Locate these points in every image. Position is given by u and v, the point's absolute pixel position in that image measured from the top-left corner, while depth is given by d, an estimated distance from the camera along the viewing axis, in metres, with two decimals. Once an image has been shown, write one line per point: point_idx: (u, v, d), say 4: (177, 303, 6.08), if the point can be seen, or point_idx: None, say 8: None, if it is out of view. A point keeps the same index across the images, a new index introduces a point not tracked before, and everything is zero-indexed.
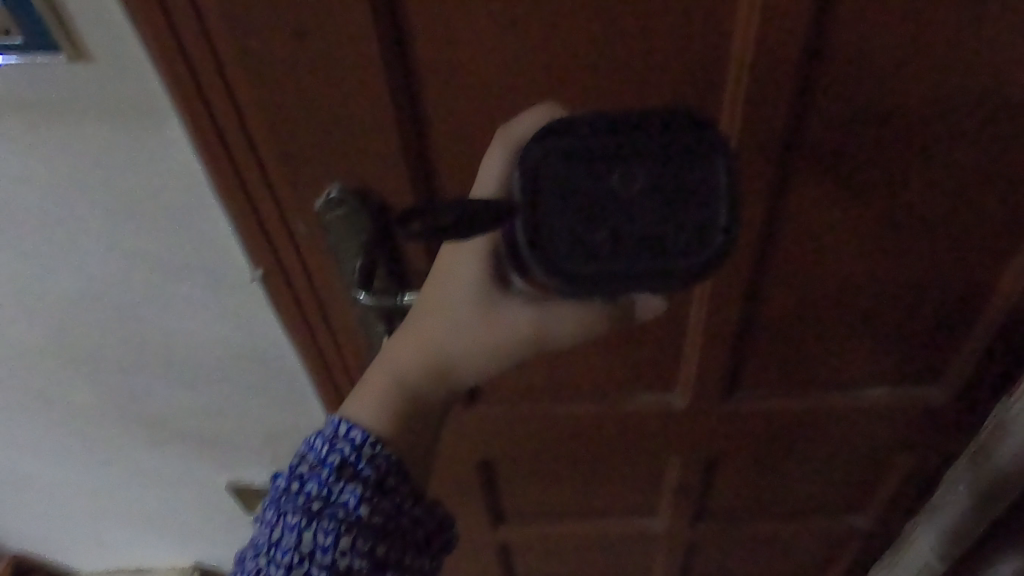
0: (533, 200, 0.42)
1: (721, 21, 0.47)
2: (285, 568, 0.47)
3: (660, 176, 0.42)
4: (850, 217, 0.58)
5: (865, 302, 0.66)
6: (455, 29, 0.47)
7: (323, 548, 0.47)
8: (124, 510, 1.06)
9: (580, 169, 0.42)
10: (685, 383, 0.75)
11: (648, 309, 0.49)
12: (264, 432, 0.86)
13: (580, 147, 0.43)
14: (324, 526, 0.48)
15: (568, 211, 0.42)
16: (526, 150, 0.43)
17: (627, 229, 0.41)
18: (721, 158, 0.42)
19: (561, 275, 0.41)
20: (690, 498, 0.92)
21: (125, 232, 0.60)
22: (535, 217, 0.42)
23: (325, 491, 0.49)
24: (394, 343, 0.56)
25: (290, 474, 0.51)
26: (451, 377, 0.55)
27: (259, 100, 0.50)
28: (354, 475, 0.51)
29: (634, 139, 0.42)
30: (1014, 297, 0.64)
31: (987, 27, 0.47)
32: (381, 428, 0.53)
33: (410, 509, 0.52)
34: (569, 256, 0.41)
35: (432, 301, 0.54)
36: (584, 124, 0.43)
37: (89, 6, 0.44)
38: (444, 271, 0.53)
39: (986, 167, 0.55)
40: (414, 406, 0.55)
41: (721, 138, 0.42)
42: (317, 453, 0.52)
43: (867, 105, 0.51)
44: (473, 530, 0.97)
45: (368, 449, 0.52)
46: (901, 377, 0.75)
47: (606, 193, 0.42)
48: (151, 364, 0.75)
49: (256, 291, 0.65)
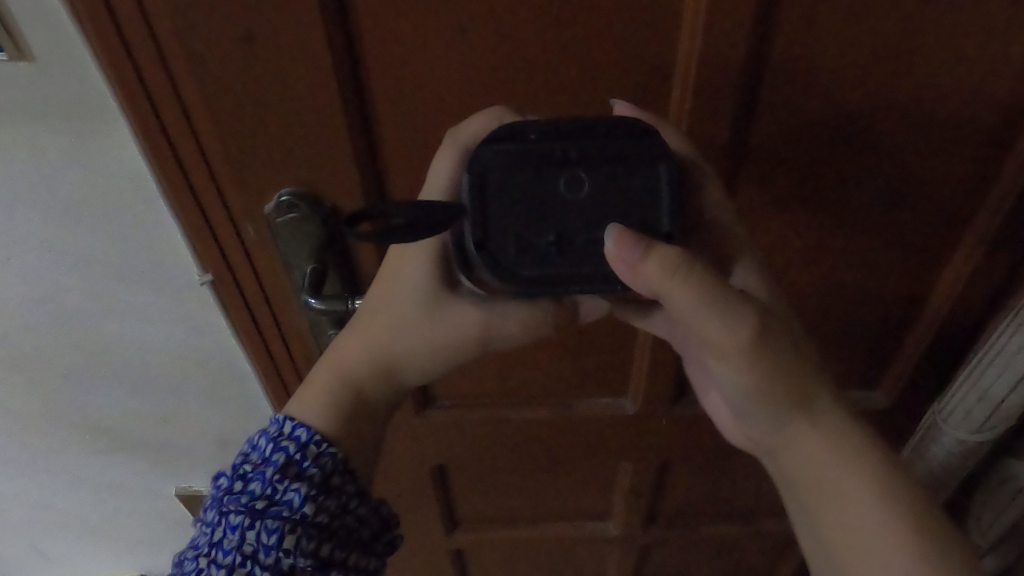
0: (482, 204, 0.43)
1: (668, 32, 0.48)
2: (227, 569, 0.47)
3: (605, 180, 0.43)
4: (793, 220, 0.60)
5: (807, 304, 0.68)
6: (407, 38, 0.47)
7: (266, 548, 0.47)
8: (65, 520, 1.03)
9: (527, 174, 0.43)
10: (635, 386, 0.75)
11: (593, 310, 0.51)
12: (214, 439, 0.84)
13: (527, 150, 0.43)
14: (267, 526, 0.47)
15: (516, 215, 0.43)
16: (475, 153, 0.43)
17: (573, 233, 0.43)
18: (664, 164, 0.43)
19: (511, 277, 0.43)
20: (639, 501, 0.93)
21: (69, 236, 0.58)
22: (484, 221, 0.43)
23: (270, 490, 0.48)
24: (340, 340, 0.55)
25: (233, 474, 0.50)
26: (396, 375, 0.55)
27: (207, 106, 0.49)
28: (299, 473, 0.50)
29: (579, 143, 0.43)
30: (948, 299, 0.66)
31: (923, 40, 0.49)
32: (327, 426, 0.53)
33: (353, 506, 0.52)
34: (517, 258, 0.43)
35: (378, 298, 0.54)
36: (531, 129, 0.44)
37: (32, 4, 0.44)
38: (390, 268, 0.53)
39: (921, 174, 0.57)
40: (359, 403, 0.55)
41: (666, 143, 0.43)
42: (261, 452, 0.51)
43: (810, 113, 0.53)
44: (422, 535, 0.96)
45: (314, 447, 0.51)
46: (843, 378, 0.77)
47: (553, 197, 0.43)
48: (95, 371, 0.73)
49: (206, 296, 0.64)
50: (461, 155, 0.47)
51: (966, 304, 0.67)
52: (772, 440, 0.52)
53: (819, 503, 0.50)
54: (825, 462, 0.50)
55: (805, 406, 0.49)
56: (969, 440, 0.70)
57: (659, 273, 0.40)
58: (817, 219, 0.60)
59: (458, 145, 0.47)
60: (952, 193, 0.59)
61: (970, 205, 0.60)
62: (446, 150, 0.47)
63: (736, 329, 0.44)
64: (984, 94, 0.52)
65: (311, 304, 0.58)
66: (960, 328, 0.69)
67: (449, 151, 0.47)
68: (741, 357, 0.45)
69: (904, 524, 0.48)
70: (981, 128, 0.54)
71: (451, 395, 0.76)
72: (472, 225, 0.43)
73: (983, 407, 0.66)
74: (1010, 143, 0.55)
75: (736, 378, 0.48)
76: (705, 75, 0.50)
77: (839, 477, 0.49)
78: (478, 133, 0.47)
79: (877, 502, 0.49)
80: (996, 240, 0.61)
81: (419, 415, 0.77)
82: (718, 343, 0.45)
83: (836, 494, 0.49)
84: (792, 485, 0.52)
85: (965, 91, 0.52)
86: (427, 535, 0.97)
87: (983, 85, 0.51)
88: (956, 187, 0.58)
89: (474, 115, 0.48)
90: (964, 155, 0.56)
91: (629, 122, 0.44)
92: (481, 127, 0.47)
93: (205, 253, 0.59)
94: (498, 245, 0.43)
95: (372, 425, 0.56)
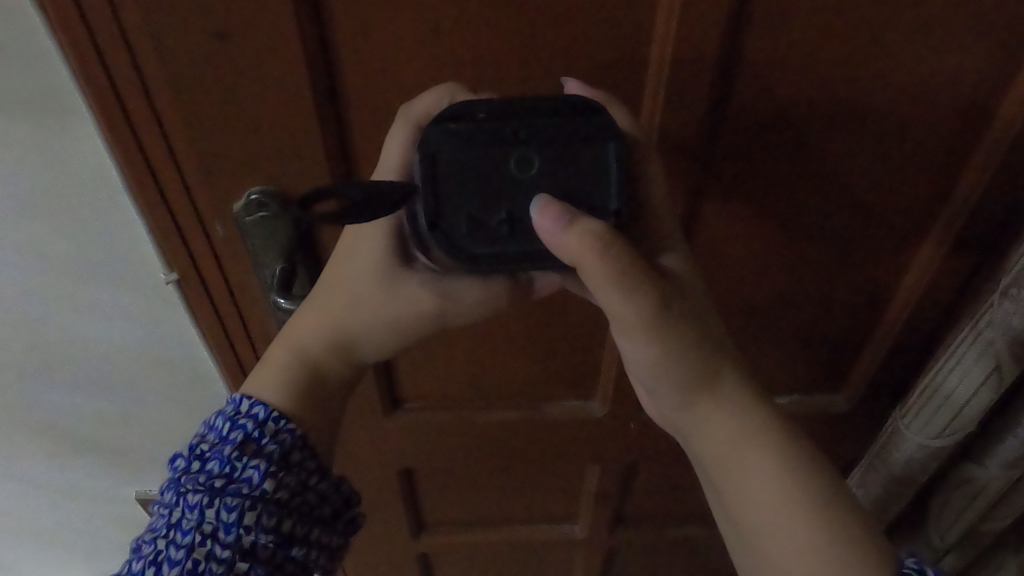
0: (433, 183, 0.43)
1: (639, 27, 0.49)
2: (186, 549, 0.46)
3: (556, 159, 0.43)
4: (761, 217, 0.61)
5: (770, 304, 0.69)
6: (380, 28, 0.47)
7: (226, 526, 0.46)
8: (18, 524, 1.02)
9: (477, 153, 0.43)
10: (602, 383, 0.76)
11: (546, 286, 0.52)
12: (177, 439, 0.84)
13: (477, 131, 0.43)
14: (227, 503, 0.47)
15: (468, 194, 0.43)
16: (425, 134, 0.44)
17: (524, 212, 0.43)
18: (612, 141, 0.44)
19: (464, 258, 0.43)
20: (601, 503, 0.93)
21: (29, 232, 0.57)
22: (436, 201, 0.43)
23: (228, 468, 0.48)
24: (297, 316, 0.55)
25: (190, 454, 0.49)
26: (352, 350, 0.55)
27: (174, 96, 0.48)
28: (257, 450, 0.49)
29: (529, 122, 0.44)
30: (910, 299, 0.68)
31: (886, 41, 0.50)
32: (284, 403, 0.52)
33: (314, 482, 0.52)
34: (469, 235, 0.43)
35: (333, 277, 0.54)
36: (480, 108, 0.44)
37: None
38: (344, 245, 0.53)
39: (885, 175, 0.58)
40: (317, 377, 0.55)
41: (613, 121, 0.44)
42: (219, 432, 0.50)
43: (776, 111, 0.53)
44: (386, 537, 0.96)
45: (272, 424, 0.51)
46: (806, 377, 0.78)
47: (505, 176, 0.43)
48: (53, 370, 0.72)
49: (169, 295, 0.63)
50: (414, 133, 0.47)
51: (928, 305, 0.68)
52: (682, 423, 0.51)
53: (733, 493, 0.49)
54: (731, 444, 0.49)
55: (709, 385, 0.49)
56: (930, 445, 0.70)
57: (581, 246, 0.40)
58: (783, 222, 0.61)
59: (409, 123, 0.47)
60: (914, 194, 0.60)
61: (931, 207, 0.61)
62: (399, 128, 0.47)
63: (639, 305, 0.43)
64: (946, 96, 0.53)
65: (281, 304, 0.58)
66: (922, 329, 0.70)
67: (402, 129, 0.47)
68: (642, 334, 0.45)
69: (805, 507, 0.47)
70: (943, 129, 0.55)
71: (418, 395, 0.76)
72: (424, 206, 0.43)
73: (946, 412, 0.67)
74: (967, 150, 0.57)
75: (640, 356, 0.47)
76: (675, 74, 0.50)
77: (745, 460, 0.49)
78: (429, 110, 0.47)
79: (784, 486, 0.48)
80: (957, 245, 0.62)
81: (387, 416, 0.77)
82: (620, 319, 0.45)
83: (740, 478, 0.49)
84: (707, 472, 0.51)
85: (928, 91, 0.53)
86: (391, 538, 0.96)
87: (944, 92, 0.53)
88: (919, 189, 0.59)
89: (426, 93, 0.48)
90: (925, 161, 0.57)
91: (575, 102, 0.44)
92: (431, 109, 0.47)
93: (172, 253, 0.58)
94: (450, 225, 0.43)
95: (333, 411, 0.56)
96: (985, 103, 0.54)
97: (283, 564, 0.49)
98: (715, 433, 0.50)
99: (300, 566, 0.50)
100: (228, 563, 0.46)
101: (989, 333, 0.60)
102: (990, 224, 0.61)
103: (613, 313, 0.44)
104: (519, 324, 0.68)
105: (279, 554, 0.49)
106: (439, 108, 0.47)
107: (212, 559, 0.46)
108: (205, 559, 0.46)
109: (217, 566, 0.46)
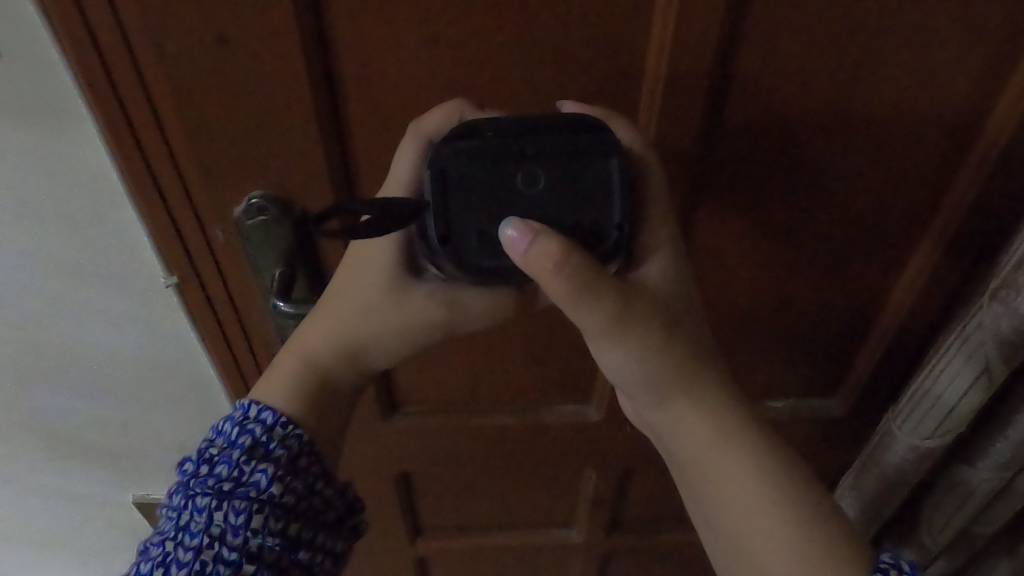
0: (444, 200, 0.44)
1: (636, 36, 0.49)
2: (194, 551, 0.46)
3: (561, 176, 0.44)
4: (758, 225, 0.61)
5: (767, 310, 0.69)
6: (380, 36, 0.48)
7: (233, 529, 0.47)
8: (16, 527, 1.02)
9: (486, 170, 0.44)
10: (599, 388, 0.76)
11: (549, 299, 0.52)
12: (174, 442, 0.84)
13: (485, 148, 0.44)
14: (235, 506, 0.47)
15: (477, 210, 0.44)
16: (434, 151, 0.44)
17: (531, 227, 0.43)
18: (615, 159, 0.44)
19: (472, 270, 0.44)
20: (597, 508, 0.93)
21: (30, 236, 0.58)
22: (446, 217, 0.44)
23: (237, 471, 0.48)
24: (305, 324, 0.56)
25: (198, 458, 0.49)
26: (360, 359, 0.56)
27: (175, 102, 0.49)
28: (265, 455, 0.50)
29: (535, 140, 0.44)
30: (904, 306, 0.68)
31: (879, 50, 0.50)
32: (293, 410, 0.53)
33: (320, 487, 0.53)
34: (479, 250, 0.44)
35: (339, 286, 0.54)
36: (488, 126, 0.44)
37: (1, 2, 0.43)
38: (353, 255, 0.53)
39: (879, 184, 0.59)
40: (324, 385, 0.55)
41: (616, 139, 0.44)
42: (227, 436, 0.50)
43: (773, 119, 0.54)
44: (383, 542, 0.96)
45: (280, 429, 0.51)
46: (802, 383, 0.79)
47: (512, 193, 0.44)
48: (53, 373, 0.72)
49: (170, 299, 0.63)
50: (423, 150, 0.47)
51: (922, 311, 0.68)
52: (660, 424, 0.51)
53: (714, 497, 0.50)
54: (709, 446, 0.50)
55: (696, 391, 0.49)
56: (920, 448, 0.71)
57: (537, 268, 0.40)
58: (779, 230, 0.62)
59: (419, 140, 0.48)
60: (907, 202, 0.60)
61: (924, 214, 0.62)
62: (408, 145, 0.48)
63: (602, 317, 0.44)
64: (938, 104, 0.54)
65: (281, 308, 0.58)
66: (916, 335, 0.71)
67: (411, 145, 0.48)
68: (628, 343, 0.46)
69: (787, 508, 0.48)
70: (935, 138, 0.56)
71: (416, 399, 0.76)
72: (434, 222, 0.44)
73: (935, 415, 0.67)
74: (959, 159, 0.58)
75: (624, 368, 0.48)
76: (671, 83, 0.51)
77: (725, 464, 0.49)
78: (438, 127, 0.47)
79: (764, 488, 0.48)
80: (949, 253, 0.63)
81: (385, 420, 0.77)
82: (589, 329, 0.45)
83: (722, 484, 0.49)
84: (687, 476, 0.52)
85: (920, 100, 0.53)
86: (387, 543, 0.96)
87: (936, 101, 0.53)
88: (912, 197, 0.60)
89: (434, 110, 0.48)
90: (918, 169, 0.58)
91: (579, 120, 0.45)
92: (438, 127, 0.47)
93: (172, 257, 0.59)
94: (461, 241, 0.44)
95: (339, 416, 0.57)
96: (976, 112, 0.54)
97: (290, 568, 0.49)
98: (692, 437, 0.50)
99: (306, 570, 0.51)
100: (234, 566, 0.46)
101: (978, 336, 0.60)
102: (981, 232, 0.61)
103: (584, 324, 0.44)
104: (516, 330, 0.68)
105: (286, 558, 0.49)
106: (449, 124, 0.47)
107: (220, 561, 0.46)
108: (213, 561, 0.46)
109: (224, 568, 0.46)
